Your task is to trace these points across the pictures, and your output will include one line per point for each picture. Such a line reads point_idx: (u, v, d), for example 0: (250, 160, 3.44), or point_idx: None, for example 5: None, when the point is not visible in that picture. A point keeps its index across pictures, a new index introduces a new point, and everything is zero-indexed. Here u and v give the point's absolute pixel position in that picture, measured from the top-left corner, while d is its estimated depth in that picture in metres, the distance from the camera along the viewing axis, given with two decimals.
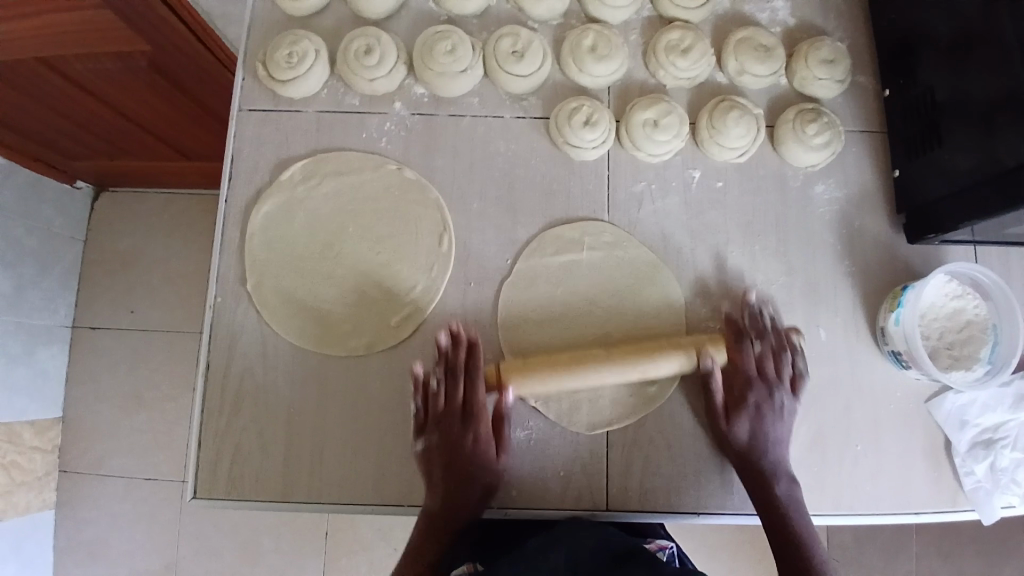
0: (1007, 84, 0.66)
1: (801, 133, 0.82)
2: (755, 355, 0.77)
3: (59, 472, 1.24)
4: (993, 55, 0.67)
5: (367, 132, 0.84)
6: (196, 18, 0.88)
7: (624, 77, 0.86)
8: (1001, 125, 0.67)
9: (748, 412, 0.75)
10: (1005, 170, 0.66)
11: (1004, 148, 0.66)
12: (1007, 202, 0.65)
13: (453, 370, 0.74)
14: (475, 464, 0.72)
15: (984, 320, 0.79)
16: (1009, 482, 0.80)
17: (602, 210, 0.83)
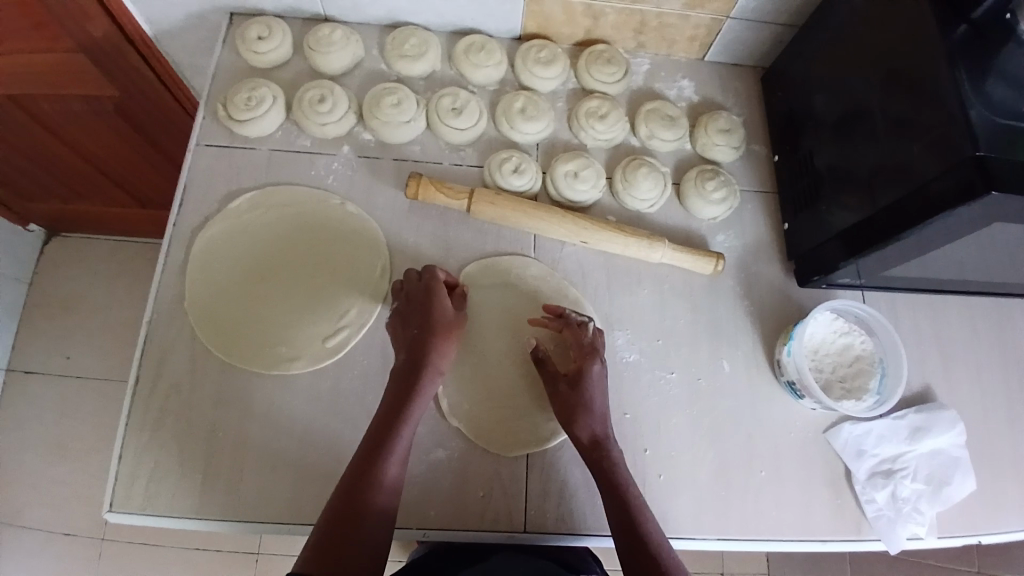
0: (875, 147, 0.79)
1: (701, 189, 0.93)
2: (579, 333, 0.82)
3: None
4: (861, 122, 0.82)
5: (316, 170, 0.92)
6: (154, 56, 1.04)
7: (551, 136, 0.97)
8: (874, 174, 0.79)
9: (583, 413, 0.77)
10: (880, 211, 0.77)
11: (879, 193, 0.78)
12: (882, 238, 0.76)
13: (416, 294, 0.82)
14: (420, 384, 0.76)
15: (870, 354, 0.88)
16: (911, 511, 0.84)
17: (527, 248, 0.91)
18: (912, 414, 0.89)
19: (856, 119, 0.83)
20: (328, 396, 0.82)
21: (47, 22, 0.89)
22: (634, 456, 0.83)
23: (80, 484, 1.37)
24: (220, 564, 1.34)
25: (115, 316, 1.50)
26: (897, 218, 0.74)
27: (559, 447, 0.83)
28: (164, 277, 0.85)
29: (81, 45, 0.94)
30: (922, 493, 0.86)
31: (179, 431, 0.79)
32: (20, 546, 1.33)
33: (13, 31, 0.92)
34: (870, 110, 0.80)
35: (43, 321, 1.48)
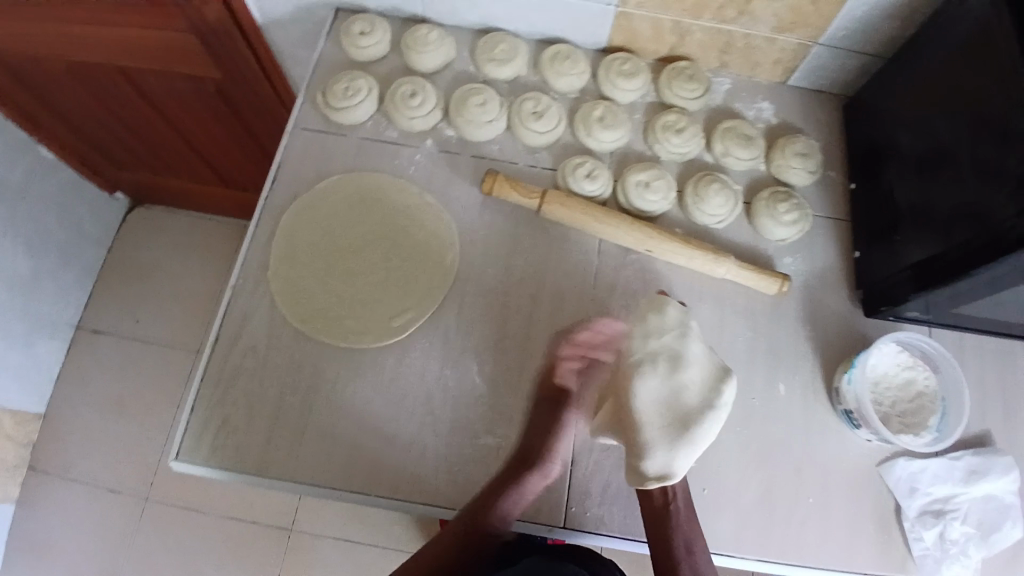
0: (956, 183, 0.78)
1: (772, 210, 0.94)
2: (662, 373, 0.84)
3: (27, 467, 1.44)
4: (945, 159, 0.81)
5: (399, 160, 0.97)
6: (263, 48, 1.13)
7: (625, 146, 1.00)
8: (950, 212, 0.78)
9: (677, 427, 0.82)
10: (951, 250, 0.77)
11: (953, 232, 0.77)
12: (955, 274, 0.75)
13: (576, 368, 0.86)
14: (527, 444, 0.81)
15: (934, 392, 0.86)
16: (958, 553, 0.83)
17: (593, 252, 0.94)
18: (969, 456, 0.87)
19: (938, 156, 0.82)
20: (391, 373, 0.86)
21: (167, 4, 0.97)
22: (680, 466, 0.84)
23: (140, 439, 1.47)
24: (256, 531, 1.41)
25: (188, 285, 1.60)
26: (967, 258, 0.74)
27: (608, 448, 0.84)
28: (254, 246, 0.91)
29: (193, 29, 1.02)
30: (971, 536, 0.84)
31: (251, 390, 0.85)
32: (82, 489, 1.43)
33: (134, 11, 1.00)
34: (955, 148, 0.80)
35: (124, 282, 1.59)
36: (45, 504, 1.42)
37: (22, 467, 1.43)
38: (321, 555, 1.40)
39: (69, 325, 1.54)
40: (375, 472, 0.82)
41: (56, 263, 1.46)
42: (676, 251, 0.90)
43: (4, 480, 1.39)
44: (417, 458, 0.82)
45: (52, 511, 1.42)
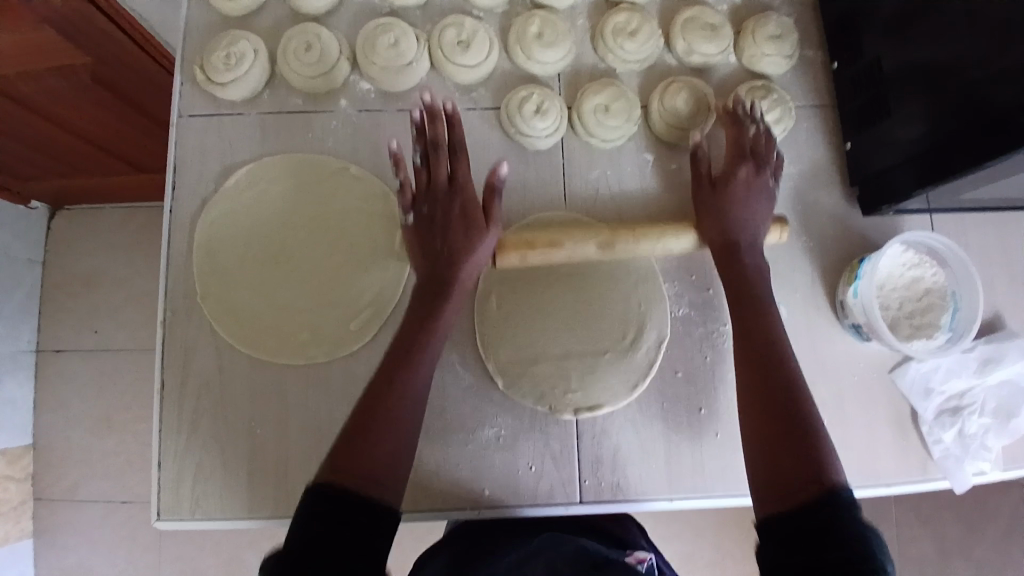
0: (958, 51, 0.66)
1: (752, 111, 0.82)
2: (750, 135, 0.78)
3: (35, 499, 1.36)
4: (936, 21, 0.69)
5: (313, 133, 0.82)
6: (128, 22, 0.94)
7: (573, 64, 0.85)
8: (953, 90, 0.67)
9: (737, 182, 0.75)
10: (958, 133, 0.67)
11: (959, 115, 0.67)
12: (967, 163, 0.66)
13: (432, 142, 0.72)
14: (452, 231, 0.69)
15: (942, 287, 0.79)
16: (978, 448, 0.80)
17: (558, 199, 0.82)
18: (982, 345, 0.82)
19: (925, 20, 0.70)
20: (364, 381, 0.77)
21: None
22: (690, 415, 0.79)
23: (134, 453, 1.38)
24: None
25: (138, 289, 1.42)
26: (981, 146, 0.64)
27: (610, 413, 0.78)
28: (173, 270, 0.79)
29: (48, 20, 0.83)
30: (988, 427, 0.81)
31: (217, 429, 0.76)
32: (93, 511, 1.36)
33: None
34: (949, 4, 0.67)
35: (65, 299, 1.41)
36: (62, 533, 1.36)
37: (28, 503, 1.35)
38: None
39: (28, 351, 1.38)
40: None
41: None
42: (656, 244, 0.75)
43: (13, 520, 1.31)
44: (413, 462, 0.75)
45: (69, 538, 1.35)
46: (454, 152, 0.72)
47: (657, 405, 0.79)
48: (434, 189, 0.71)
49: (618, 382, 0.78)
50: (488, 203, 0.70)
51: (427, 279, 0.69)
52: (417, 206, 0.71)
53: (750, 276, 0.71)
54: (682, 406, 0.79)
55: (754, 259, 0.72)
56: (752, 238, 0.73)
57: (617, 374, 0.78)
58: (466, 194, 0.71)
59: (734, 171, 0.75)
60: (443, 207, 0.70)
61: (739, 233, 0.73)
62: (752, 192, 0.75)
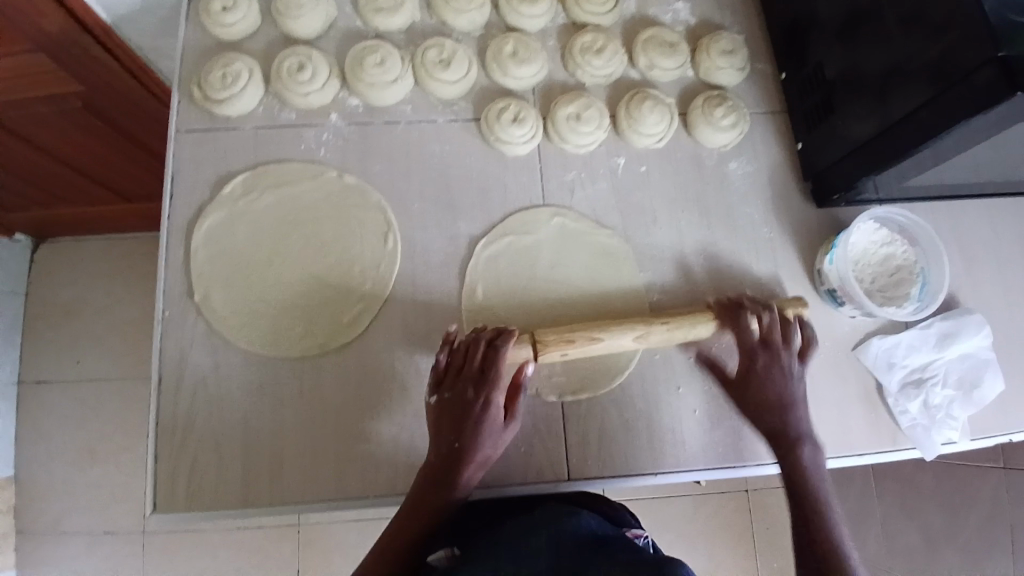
0: (885, 56, 0.75)
1: (709, 117, 0.90)
2: (764, 325, 0.78)
3: (16, 532, 1.32)
4: (867, 31, 0.78)
5: (306, 143, 0.88)
6: (130, 58, 1.00)
7: (546, 78, 0.92)
8: (885, 85, 0.76)
9: (763, 379, 0.77)
10: (889, 127, 0.75)
11: (894, 105, 0.74)
12: (902, 151, 0.74)
13: (472, 345, 0.72)
14: (478, 429, 0.70)
15: (912, 263, 0.87)
16: (944, 417, 0.86)
17: (537, 199, 0.88)
18: (939, 321, 0.89)
19: (862, 22, 0.78)
20: (358, 373, 0.81)
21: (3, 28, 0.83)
22: (669, 396, 0.83)
23: (120, 480, 1.36)
24: (264, 546, 1.34)
25: (122, 315, 1.43)
26: (915, 132, 0.72)
27: (592, 399, 0.82)
28: (170, 273, 0.82)
29: (44, 49, 0.88)
30: (954, 397, 0.86)
31: (214, 424, 0.78)
32: (76, 543, 1.32)
33: None
34: (877, 15, 0.76)
35: (50, 327, 1.42)
36: (41, 569, 1.31)
37: (9, 536, 1.31)
38: (337, 550, 1.34)
39: (11, 383, 1.37)
40: (367, 478, 0.78)
41: None
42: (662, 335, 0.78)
43: None
44: (406, 448, 0.79)
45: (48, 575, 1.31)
46: (493, 374, 0.71)
47: (638, 388, 0.83)
48: (468, 376, 0.71)
49: (599, 370, 0.83)
50: (511, 401, 0.73)
51: (443, 408, 0.71)
52: (443, 390, 0.72)
53: (806, 477, 0.74)
54: (660, 386, 0.83)
55: (810, 450, 0.75)
56: (794, 399, 0.77)
57: (596, 361, 0.83)
58: (495, 397, 0.71)
59: (763, 365, 0.77)
60: (461, 394, 0.71)
61: (785, 414, 0.76)
62: (785, 385, 0.77)
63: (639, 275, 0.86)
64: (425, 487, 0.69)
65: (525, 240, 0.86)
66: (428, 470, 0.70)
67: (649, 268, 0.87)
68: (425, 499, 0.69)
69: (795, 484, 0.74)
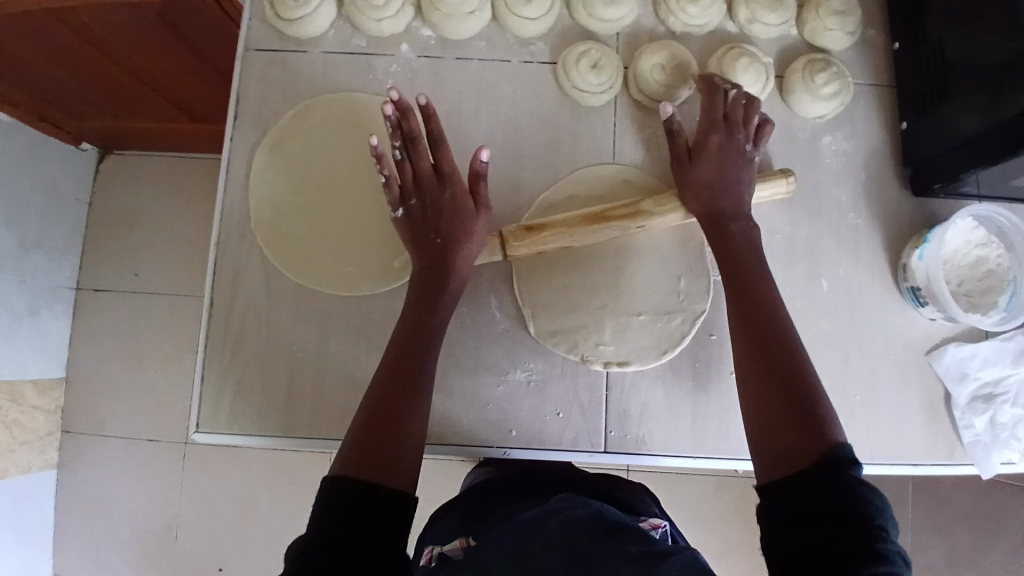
0: (1005, 45, 0.67)
1: (810, 83, 0.81)
2: (732, 99, 0.76)
3: (61, 433, 1.41)
4: (988, 13, 0.69)
5: (373, 74, 0.84)
6: None
7: (633, 25, 0.85)
8: (1004, 74, 0.67)
9: (711, 150, 0.74)
10: (1003, 123, 0.67)
11: (1006, 105, 0.67)
12: (1010, 148, 0.66)
13: (410, 137, 0.71)
14: (450, 229, 0.72)
15: (1006, 269, 0.78)
16: (1007, 437, 0.79)
17: (606, 156, 0.83)
18: (1021, 336, 0.81)
19: (989, 5, 0.69)
20: None
21: None
22: (720, 379, 0.79)
23: (165, 391, 1.42)
24: (294, 468, 1.39)
25: (175, 233, 1.46)
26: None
27: (640, 373, 0.79)
28: (229, 195, 0.82)
29: None
30: (1022, 419, 0.79)
31: (261, 351, 0.79)
32: (119, 444, 1.41)
33: None
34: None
35: (110, 236, 1.46)
36: (89, 464, 1.40)
37: (55, 435, 1.40)
38: None
39: (68, 287, 1.43)
40: None
41: (39, 226, 1.33)
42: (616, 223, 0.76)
43: (38, 450, 1.36)
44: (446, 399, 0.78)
45: (93, 471, 1.40)
46: (443, 146, 0.73)
47: (689, 366, 0.80)
48: (422, 184, 0.73)
49: (650, 345, 0.79)
50: (474, 188, 0.73)
51: (411, 230, 0.73)
52: (409, 203, 0.73)
53: (756, 283, 0.68)
54: (712, 369, 0.80)
55: (740, 225, 0.73)
56: (736, 207, 0.73)
57: (647, 334, 0.79)
58: (473, 225, 0.73)
59: (718, 137, 0.75)
60: (429, 202, 0.73)
61: (725, 199, 0.74)
62: (743, 162, 0.75)
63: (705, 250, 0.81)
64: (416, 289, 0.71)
65: (589, 200, 0.81)
66: (417, 279, 0.72)
67: None
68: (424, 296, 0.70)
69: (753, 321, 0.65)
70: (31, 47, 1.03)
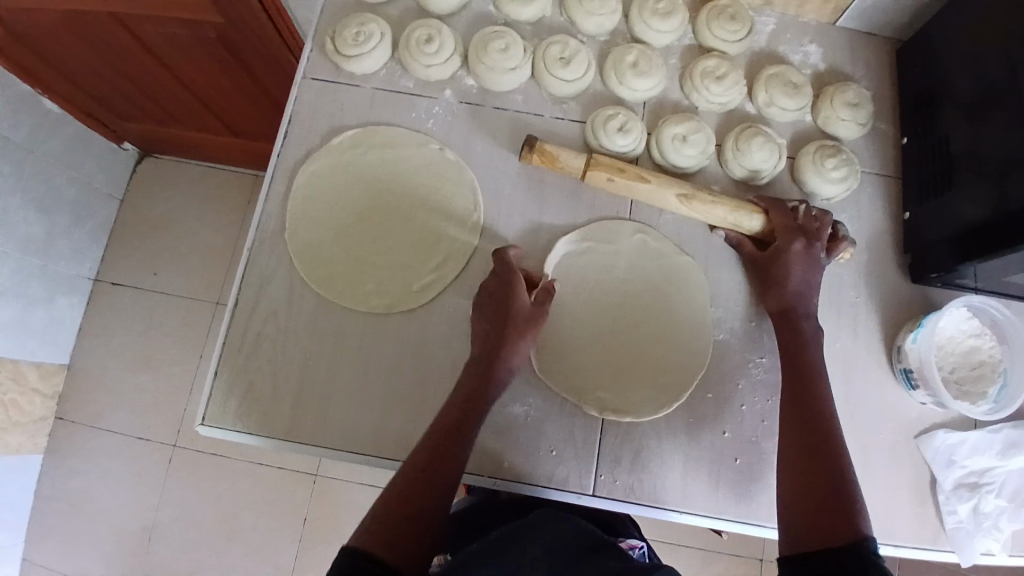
0: (1015, 141, 0.72)
1: (819, 166, 0.87)
2: (800, 250, 0.80)
3: (54, 419, 1.43)
4: (999, 112, 0.75)
5: (416, 113, 0.91)
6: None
7: (660, 95, 0.92)
8: (1009, 171, 0.72)
9: (790, 262, 0.79)
10: (1007, 215, 0.71)
11: (1011, 192, 0.71)
12: (1011, 241, 0.70)
13: (507, 280, 0.77)
14: (498, 355, 0.74)
15: (998, 361, 0.81)
16: (990, 527, 0.81)
17: (623, 211, 0.88)
18: (1009, 428, 0.83)
19: (997, 102, 0.75)
20: (416, 340, 0.83)
21: None
22: (712, 436, 0.81)
23: (166, 389, 1.44)
24: (281, 480, 1.39)
25: (202, 237, 1.52)
26: None
27: (635, 423, 0.81)
28: (268, 207, 0.87)
29: None
30: (1004, 509, 0.81)
31: (274, 356, 0.82)
32: (107, 440, 1.42)
33: None
34: (1015, 95, 0.73)
35: (140, 234, 1.52)
36: (74, 457, 1.41)
37: (47, 421, 1.42)
38: (346, 504, 1.38)
39: (87, 278, 1.48)
40: (402, 442, 0.80)
41: (71, 218, 1.40)
42: (726, 213, 0.83)
43: (30, 433, 1.38)
44: None
45: (82, 461, 1.41)
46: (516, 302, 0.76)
47: (682, 420, 0.82)
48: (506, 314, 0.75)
49: (648, 399, 0.82)
50: (535, 317, 0.76)
51: (465, 391, 0.72)
52: (479, 316, 0.78)
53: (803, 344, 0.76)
54: (704, 424, 0.82)
55: (810, 325, 0.78)
56: (808, 310, 0.78)
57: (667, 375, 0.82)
58: (522, 339, 0.75)
59: (788, 243, 0.80)
60: (496, 310, 0.76)
61: (802, 299, 0.79)
62: (804, 270, 0.79)
63: (710, 309, 0.85)
64: (448, 416, 0.71)
65: (604, 251, 0.86)
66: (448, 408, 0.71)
67: (718, 303, 0.86)
68: (434, 463, 0.67)
69: (809, 433, 0.68)
70: (97, 45, 1.13)
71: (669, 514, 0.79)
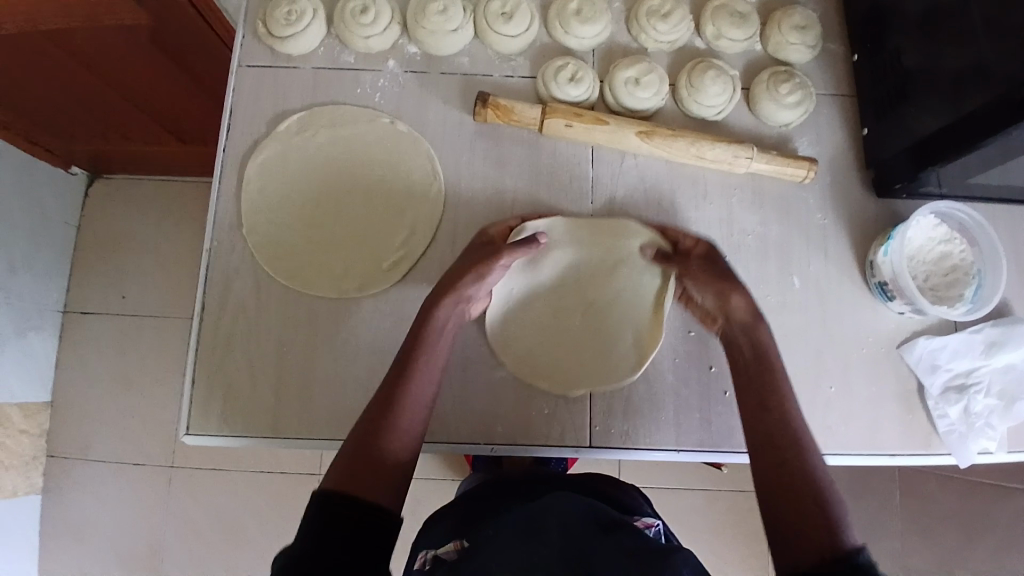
0: (961, 45, 0.72)
1: (774, 92, 0.86)
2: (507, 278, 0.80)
3: (46, 456, 1.39)
4: (944, 17, 0.74)
5: (362, 88, 0.88)
6: None
7: (608, 41, 0.90)
8: (957, 75, 0.72)
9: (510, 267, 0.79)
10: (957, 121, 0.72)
11: (966, 99, 0.71)
12: (965, 145, 0.71)
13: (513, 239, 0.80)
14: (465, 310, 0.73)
15: (968, 264, 0.83)
16: (983, 426, 0.82)
17: (584, 163, 0.87)
18: (989, 328, 0.84)
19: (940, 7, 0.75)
20: (393, 318, 0.82)
21: None
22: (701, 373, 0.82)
23: (152, 411, 1.41)
24: (283, 484, 1.38)
25: (167, 251, 1.47)
26: (979, 125, 0.69)
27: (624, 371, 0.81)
28: (222, 203, 0.84)
29: None
30: (994, 408, 0.83)
31: (251, 353, 0.80)
32: (103, 468, 1.39)
33: None
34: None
35: (98, 257, 1.47)
36: (71, 489, 1.38)
37: (39, 459, 1.38)
38: None
39: (55, 310, 1.43)
40: None
41: (28, 250, 1.34)
42: (726, 152, 0.83)
43: (23, 474, 1.34)
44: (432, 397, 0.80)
45: (79, 495, 1.38)
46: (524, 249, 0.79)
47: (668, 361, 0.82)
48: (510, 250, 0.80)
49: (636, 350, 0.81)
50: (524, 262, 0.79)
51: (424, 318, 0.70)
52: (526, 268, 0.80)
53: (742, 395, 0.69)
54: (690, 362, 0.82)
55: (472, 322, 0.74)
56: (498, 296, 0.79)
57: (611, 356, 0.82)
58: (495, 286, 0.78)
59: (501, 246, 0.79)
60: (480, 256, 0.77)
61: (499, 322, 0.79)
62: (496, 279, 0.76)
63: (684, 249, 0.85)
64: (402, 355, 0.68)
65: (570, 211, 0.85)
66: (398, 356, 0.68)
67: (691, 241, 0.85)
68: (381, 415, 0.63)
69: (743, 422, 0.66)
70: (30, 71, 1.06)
71: (664, 455, 0.79)
